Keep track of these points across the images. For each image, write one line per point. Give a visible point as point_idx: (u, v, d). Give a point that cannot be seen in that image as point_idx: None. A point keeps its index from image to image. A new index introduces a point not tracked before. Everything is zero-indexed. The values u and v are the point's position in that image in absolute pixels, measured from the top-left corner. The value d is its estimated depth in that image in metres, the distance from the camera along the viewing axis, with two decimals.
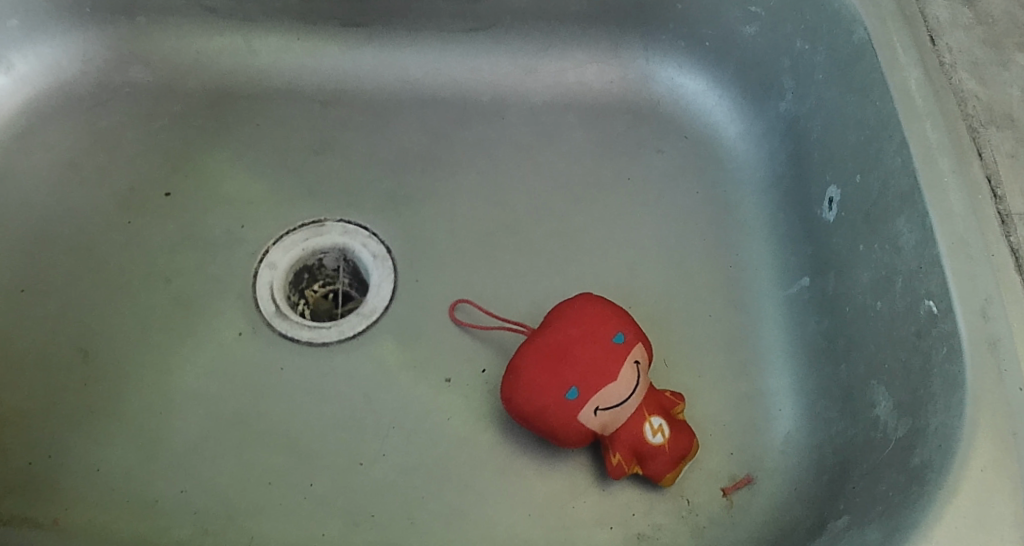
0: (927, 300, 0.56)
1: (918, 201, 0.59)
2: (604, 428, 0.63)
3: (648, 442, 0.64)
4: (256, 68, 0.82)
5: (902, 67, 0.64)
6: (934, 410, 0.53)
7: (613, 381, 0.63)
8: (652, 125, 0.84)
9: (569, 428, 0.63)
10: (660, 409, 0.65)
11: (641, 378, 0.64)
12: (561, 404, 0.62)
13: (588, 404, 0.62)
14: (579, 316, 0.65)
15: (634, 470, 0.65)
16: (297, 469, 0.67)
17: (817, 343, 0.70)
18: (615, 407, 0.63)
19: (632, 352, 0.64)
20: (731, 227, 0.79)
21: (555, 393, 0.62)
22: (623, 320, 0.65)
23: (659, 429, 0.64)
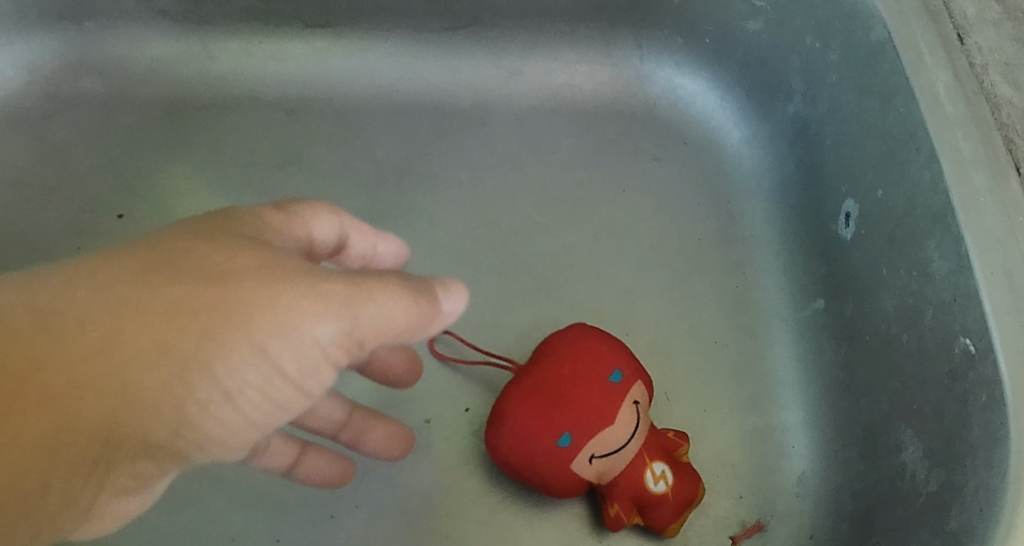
0: (963, 336, 0.50)
1: (950, 223, 0.53)
2: (600, 477, 0.57)
3: (649, 491, 0.58)
4: (218, 73, 0.75)
5: (928, 70, 0.57)
6: (972, 466, 0.46)
7: (609, 425, 0.56)
8: (649, 129, 0.77)
9: (562, 478, 0.57)
10: (663, 452, 0.59)
11: (640, 419, 0.58)
12: (553, 452, 0.56)
13: (583, 451, 0.56)
14: (572, 351, 0.59)
15: (634, 521, 0.59)
16: (264, 519, 0.61)
17: (834, 373, 0.64)
18: (612, 454, 0.57)
19: (630, 392, 0.58)
20: (737, 242, 0.73)
21: (547, 440, 0.56)
22: (621, 355, 0.59)
23: (662, 476, 0.58)
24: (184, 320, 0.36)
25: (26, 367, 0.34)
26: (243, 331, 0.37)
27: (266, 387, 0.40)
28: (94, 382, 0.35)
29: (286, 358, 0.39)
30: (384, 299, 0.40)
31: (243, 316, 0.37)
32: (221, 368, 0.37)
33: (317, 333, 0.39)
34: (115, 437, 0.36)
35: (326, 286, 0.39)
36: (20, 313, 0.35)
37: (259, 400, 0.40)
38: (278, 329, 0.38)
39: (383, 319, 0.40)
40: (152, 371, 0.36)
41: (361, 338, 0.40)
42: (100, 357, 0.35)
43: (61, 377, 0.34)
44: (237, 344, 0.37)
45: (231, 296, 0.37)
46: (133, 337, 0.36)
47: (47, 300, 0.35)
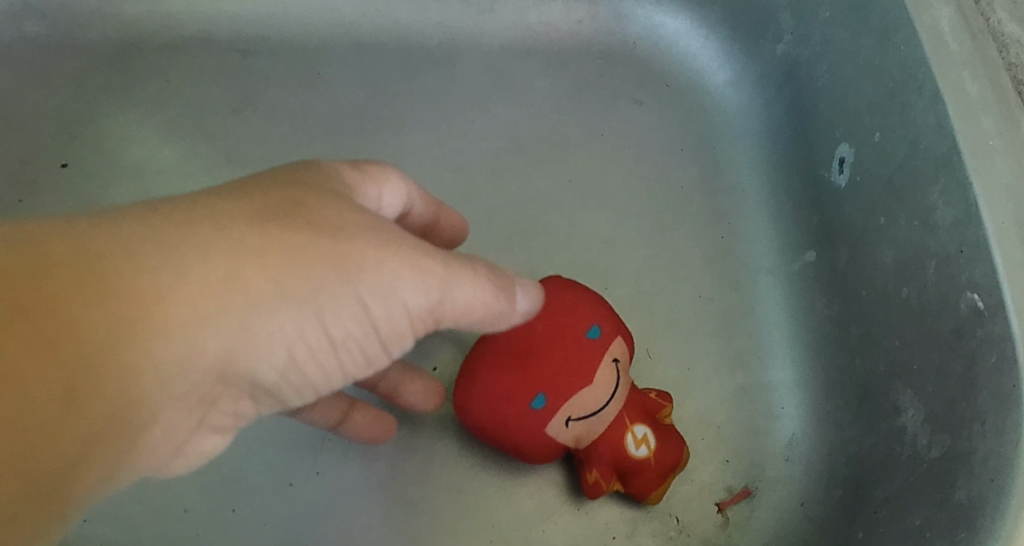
0: (970, 292, 0.47)
1: (956, 169, 0.49)
2: (579, 441, 0.54)
3: (630, 455, 0.54)
4: (155, 8, 0.68)
5: (932, 4, 0.53)
6: (979, 432, 0.43)
7: (588, 386, 0.52)
8: (630, 71, 0.72)
9: (537, 442, 0.53)
10: (645, 413, 0.55)
11: (620, 378, 0.54)
12: (527, 415, 0.52)
13: (559, 414, 0.52)
14: (544, 305, 0.53)
15: (615, 487, 0.56)
16: (222, 488, 0.57)
17: (826, 330, 0.60)
18: (590, 417, 0.52)
19: (610, 349, 0.53)
20: (722, 191, 0.68)
21: (519, 404, 0.52)
22: (599, 308, 0.54)
23: (643, 439, 0.54)
24: (298, 269, 0.36)
25: (155, 294, 0.33)
26: (353, 286, 0.38)
27: (358, 340, 0.41)
28: (219, 314, 0.35)
29: (384, 316, 0.40)
30: (477, 282, 0.42)
31: (359, 275, 0.38)
32: (330, 314, 0.38)
33: (409, 299, 0.40)
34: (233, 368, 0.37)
35: (425, 259, 0.40)
36: (139, 242, 0.33)
37: (348, 351, 0.41)
38: (382, 293, 0.39)
39: (470, 300, 0.42)
40: (274, 311, 0.36)
41: (448, 313, 0.42)
42: (228, 292, 0.35)
43: (189, 309, 0.34)
44: (346, 299, 0.38)
45: (351, 256, 0.38)
46: (254, 279, 0.35)
47: (165, 228, 0.34)
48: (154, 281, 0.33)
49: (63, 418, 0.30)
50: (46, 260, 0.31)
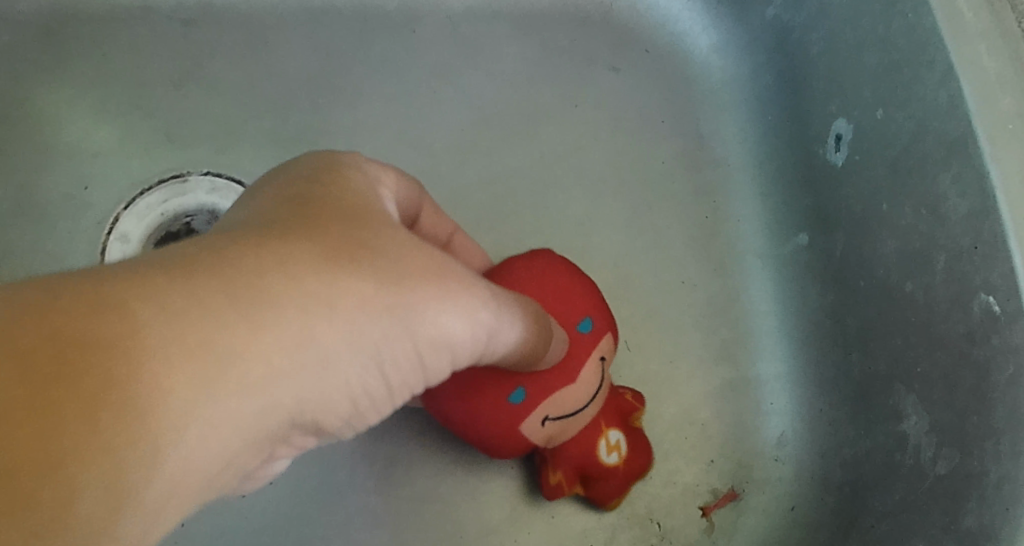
0: (985, 294, 0.43)
1: (970, 156, 0.44)
2: (550, 441, 0.48)
3: (601, 462, 0.50)
4: None
5: None
6: (991, 453, 0.40)
7: (572, 384, 0.46)
8: (607, 35, 0.66)
9: (506, 442, 0.47)
10: (619, 416, 0.51)
11: (603, 379, 0.48)
12: (502, 409, 0.45)
13: (537, 412, 0.46)
14: (535, 285, 0.47)
15: (574, 491, 0.51)
16: None
17: (818, 320, 0.56)
18: (568, 418, 0.47)
19: (599, 345, 0.48)
20: (706, 166, 0.63)
21: (490, 396, 0.45)
22: (592, 298, 0.48)
23: (615, 446, 0.50)
24: (371, 319, 0.30)
25: (233, 350, 0.26)
26: (424, 333, 0.32)
27: (409, 383, 0.34)
28: (295, 375, 0.28)
29: (442, 359, 0.34)
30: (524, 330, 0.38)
31: (432, 325, 0.32)
32: (391, 365, 0.32)
33: (465, 343, 0.34)
34: (301, 421, 0.30)
35: (487, 303, 0.34)
36: (218, 293, 0.26)
37: (397, 395, 0.35)
38: (439, 344, 0.33)
39: (515, 345, 0.37)
40: (343, 366, 0.30)
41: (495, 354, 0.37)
42: (304, 346, 0.28)
43: (269, 361, 0.27)
44: (410, 349, 0.32)
45: (422, 306, 0.32)
46: (327, 331, 0.29)
47: (240, 273, 0.27)
48: (237, 340, 0.26)
49: (140, 502, 0.24)
50: (108, 310, 0.24)
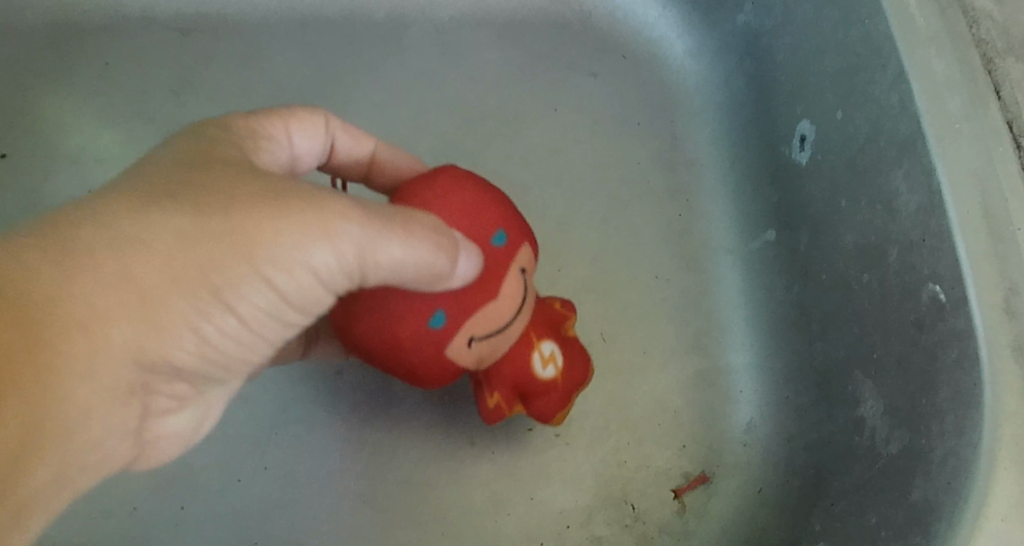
0: (932, 283, 0.45)
1: (920, 153, 0.47)
2: (481, 362, 0.45)
3: (538, 378, 0.47)
4: None
5: None
6: (939, 431, 0.43)
7: (494, 301, 0.42)
8: (587, 42, 0.69)
9: (434, 369, 0.43)
10: (549, 329, 0.48)
11: (528, 288, 0.45)
12: (422, 336, 0.42)
13: (461, 334, 0.42)
14: (441, 198, 0.42)
15: (514, 410, 0.49)
16: (169, 488, 0.56)
17: (784, 312, 0.59)
18: (496, 334, 0.44)
19: (517, 257, 0.43)
20: (680, 167, 0.66)
21: (407, 321, 0.41)
22: (502, 209, 0.44)
23: (551, 359, 0.47)
24: (198, 251, 0.34)
25: (50, 301, 0.31)
26: (276, 267, 0.36)
27: (278, 321, 0.39)
28: (126, 314, 0.33)
29: (308, 297, 0.38)
30: (404, 240, 0.37)
31: (284, 256, 0.36)
32: (245, 304, 0.36)
33: (328, 280, 0.38)
34: (158, 360, 0.35)
35: (341, 222, 0.36)
36: (35, 257, 0.31)
37: (268, 333, 0.39)
38: (297, 278, 0.37)
39: (404, 257, 0.37)
40: (182, 303, 0.34)
41: (377, 276, 0.38)
42: (129, 286, 0.33)
43: (90, 306, 0.32)
44: (261, 286, 0.36)
45: (262, 244, 0.35)
46: (152, 270, 0.33)
47: (66, 241, 0.32)
48: (65, 295, 0.31)
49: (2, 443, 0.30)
50: None
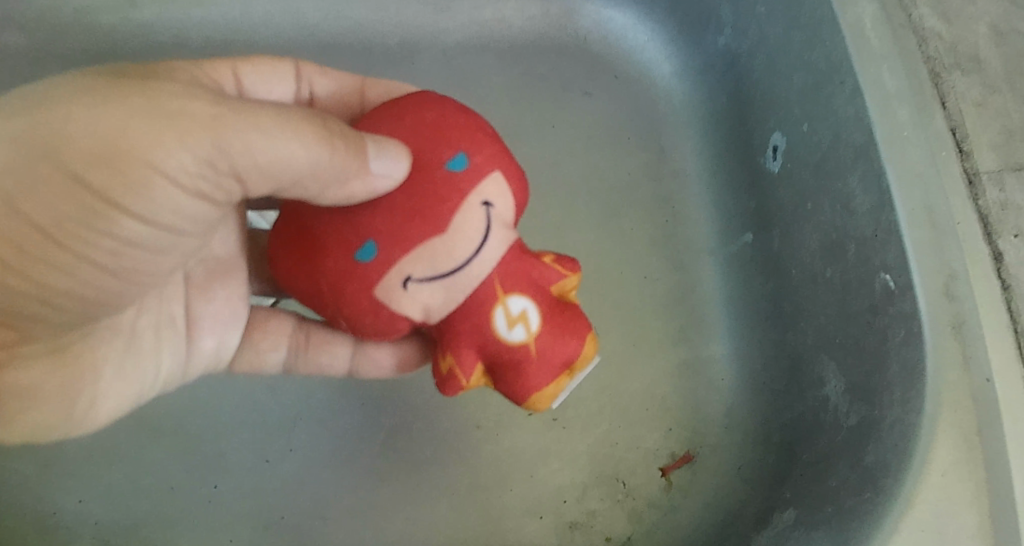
0: (883, 273, 0.51)
1: (873, 159, 0.53)
2: (427, 313, 0.42)
3: (500, 341, 0.43)
4: (139, 21, 0.71)
5: (856, 2, 0.57)
6: (890, 402, 0.47)
7: (435, 233, 0.40)
8: (580, 64, 0.75)
9: (365, 308, 0.41)
10: (527, 281, 0.43)
11: (493, 224, 0.42)
12: (351, 266, 0.41)
13: (393, 268, 0.41)
14: (401, 120, 0.43)
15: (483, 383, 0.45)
16: (204, 468, 0.62)
17: (759, 305, 0.65)
18: (436, 275, 0.41)
19: (473, 186, 0.41)
20: (666, 177, 0.72)
21: (336, 256, 0.41)
22: (470, 135, 0.43)
23: (520, 319, 0.43)
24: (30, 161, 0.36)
25: None
26: (128, 189, 0.38)
27: (162, 233, 0.41)
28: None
29: (179, 207, 0.40)
30: (263, 134, 0.39)
31: (133, 177, 0.37)
32: (110, 228, 0.39)
33: (187, 186, 0.39)
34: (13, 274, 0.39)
35: (189, 123, 0.37)
36: None
37: (158, 247, 0.42)
38: (155, 192, 0.38)
39: (268, 145, 0.39)
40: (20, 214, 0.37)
41: (245, 167, 0.40)
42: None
43: None
44: (114, 210, 0.38)
45: (111, 159, 0.36)
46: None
47: None
48: None
49: None
50: None
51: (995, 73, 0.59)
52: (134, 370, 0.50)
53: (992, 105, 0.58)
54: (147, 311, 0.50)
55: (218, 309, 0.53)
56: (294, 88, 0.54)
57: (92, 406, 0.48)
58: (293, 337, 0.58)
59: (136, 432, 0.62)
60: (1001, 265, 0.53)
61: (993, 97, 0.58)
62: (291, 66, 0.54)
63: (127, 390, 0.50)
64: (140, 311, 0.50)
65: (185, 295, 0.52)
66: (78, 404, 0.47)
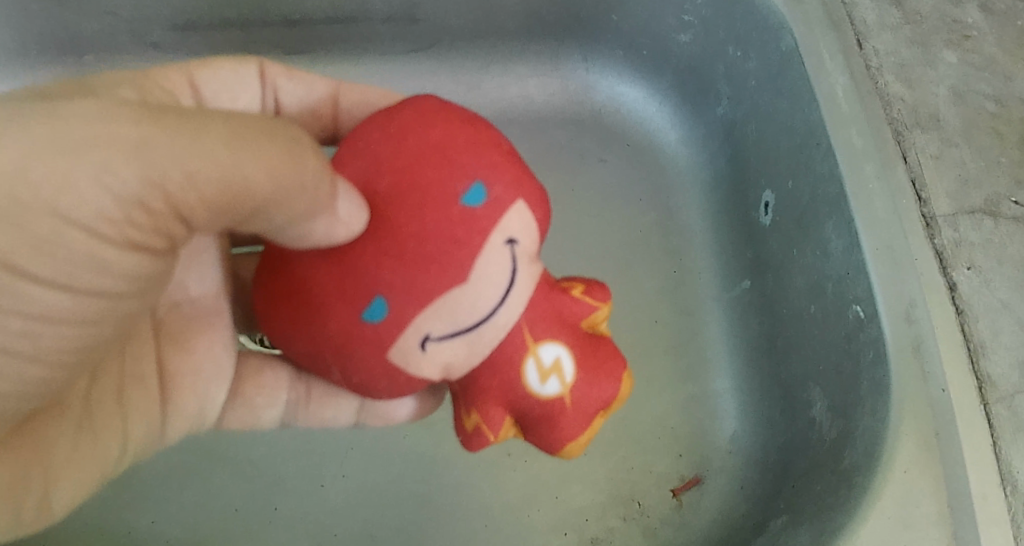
0: (855, 305, 0.59)
1: (844, 209, 0.61)
2: (448, 372, 0.46)
3: (535, 395, 0.47)
4: None
5: (829, 74, 0.66)
6: (862, 414, 0.55)
7: (456, 284, 0.44)
8: (596, 134, 0.85)
9: (379, 366, 0.45)
10: (555, 328, 0.48)
11: (519, 260, 0.46)
12: (366, 326, 0.44)
13: (414, 329, 0.44)
14: (401, 141, 0.46)
15: (517, 430, 0.50)
16: (264, 492, 0.70)
17: (756, 344, 0.73)
18: (451, 332, 0.45)
19: (492, 223, 0.45)
20: (674, 234, 0.80)
21: (349, 315, 0.44)
22: (480, 162, 0.46)
23: (552, 370, 0.47)
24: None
25: None
26: (40, 255, 0.38)
27: (89, 300, 0.41)
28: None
29: (108, 265, 0.40)
30: (208, 159, 0.38)
31: (43, 237, 0.37)
32: (26, 302, 0.39)
33: (114, 237, 0.39)
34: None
35: (107, 156, 0.36)
36: None
37: (87, 315, 0.42)
38: (74, 252, 0.38)
39: (213, 173, 0.38)
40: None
41: (187, 201, 0.39)
42: None
43: None
44: (28, 281, 0.39)
45: (18, 216, 0.36)
46: None
47: None
48: None
49: None
50: None
51: (953, 130, 0.68)
52: (94, 447, 0.51)
53: (948, 158, 0.67)
54: (105, 379, 0.52)
55: (202, 358, 0.57)
56: (262, 90, 0.62)
57: (48, 494, 0.49)
58: (291, 390, 0.61)
59: (203, 460, 0.71)
60: (954, 296, 0.63)
61: (949, 151, 0.68)
62: (255, 67, 0.62)
63: (86, 469, 0.51)
64: (96, 381, 0.51)
65: (158, 347, 0.55)
66: (32, 494, 0.48)
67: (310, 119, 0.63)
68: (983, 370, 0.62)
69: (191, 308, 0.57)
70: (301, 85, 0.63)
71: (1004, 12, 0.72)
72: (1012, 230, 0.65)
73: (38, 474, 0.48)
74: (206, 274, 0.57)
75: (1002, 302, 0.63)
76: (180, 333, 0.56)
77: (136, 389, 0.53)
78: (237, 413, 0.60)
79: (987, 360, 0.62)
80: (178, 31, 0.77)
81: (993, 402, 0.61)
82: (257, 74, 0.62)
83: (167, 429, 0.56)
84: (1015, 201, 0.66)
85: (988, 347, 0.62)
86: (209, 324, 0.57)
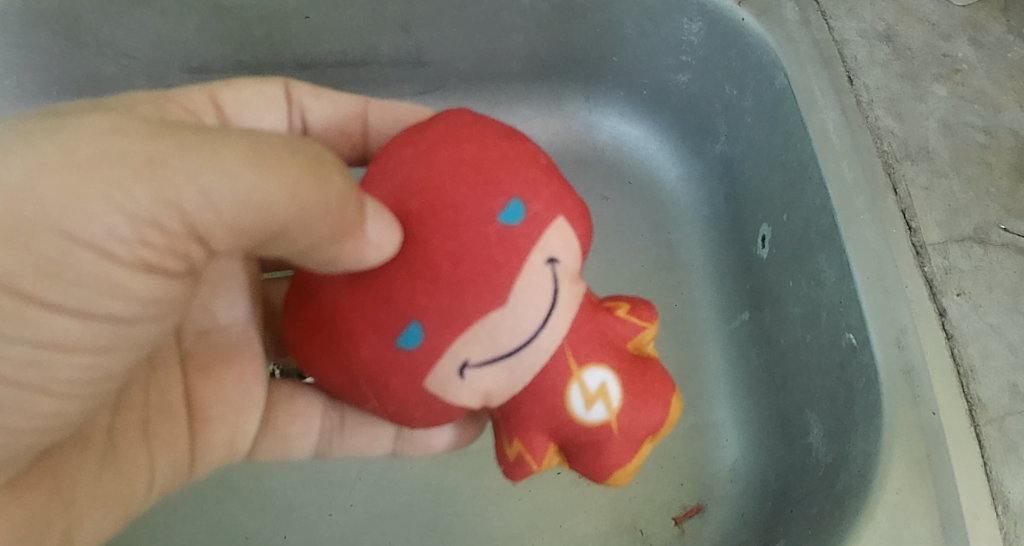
0: (848, 333, 0.60)
1: (836, 239, 0.63)
2: (488, 399, 0.49)
3: (580, 420, 0.49)
4: None
5: (820, 109, 0.68)
6: (857, 438, 0.57)
7: (495, 307, 0.46)
8: (599, 172, 0.88)
9: (418, 394, 0.47)
10: (600, 351, 0.49)
11: (561, 278, 0.48)
12: (405, 354, 0.46)
13: (453, 358, 0.46)
14: (433, 159, 0.48)
15: (565, 459, 0.52)
16: (271, 522, 0.71)
17: (756, 375, 0.74)
18: (488, 359, 0.47)
19: (530, 242, 0.47)
20: (675, 268, 0.82)
21: (390, 343, 0.46)
22: (518, 180, 0.48)
23: (598, 395, 0.48)
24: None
25: None
26: (52, 279, 0.38)
27: (99, 324, 0.41)
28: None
29: (121, 287, 0.40)
30: (222, 175, 0.39)
31: (51, 259, 0.38)
32: (33, 329, 0.39)
33: (126, 258, 0.40)
34: None
35: (119, 172, 0.37)
36: None
37: (99, 341, 0.42)
38: (88, 278, 0.39)
39: (229, 189, 0.40)
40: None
41: (203, 219, 0.40)
42: None
43: None
44: (36, 307, 0.39)
45: (27, 237, 0.37)
46: None
47: None
48: None
49: None
50: None
51: (942, 161, 0.70)
52: (118, 482, 0.52)
53: (938, 189, 0.69)
54: (128, 412, 0.53)
55: (230, 392, 0.58)
56: (284, 108, 0.64)
57: (72, 531, 0.49)
58: (324, 419, 0.63)
59: (212, 490, 0.72)
60: (944, 321, 0.65)
61: (939, 182, 0.69)
62: (281, 88, 0.64)
63: (110, 505, 0.52)
64: (119, 414, 0.52)
65: (186, 378, 0.57)
66: (56, 530, 0.48)
67: (333, 136, 0.66)
68: (973, 393, 0.63)
69: (218, 336, 0.59)
70: (324, 104, 0.66)
71: (994, 44, 0.75)
72: (1001, 257, 0.67)
73: (61, 511, 0.48)
74: (235, 300, 0.59)
75: (991, 327, 0.65)
76: (207, 363, 0.58)
77: (161, 421, 0.55)
78: (268, 441, 0.62)
79: (978, 384, 0.63)
80: (193, 73, 0.81)
81: (984, 425, 0.61)
82: (279, 95, 0.64)
83: (195, 460, 0.57)
84: (1004, 228, 0.68)
85: (978, 370, 0.63)
86: (237, 352, 0.59)
